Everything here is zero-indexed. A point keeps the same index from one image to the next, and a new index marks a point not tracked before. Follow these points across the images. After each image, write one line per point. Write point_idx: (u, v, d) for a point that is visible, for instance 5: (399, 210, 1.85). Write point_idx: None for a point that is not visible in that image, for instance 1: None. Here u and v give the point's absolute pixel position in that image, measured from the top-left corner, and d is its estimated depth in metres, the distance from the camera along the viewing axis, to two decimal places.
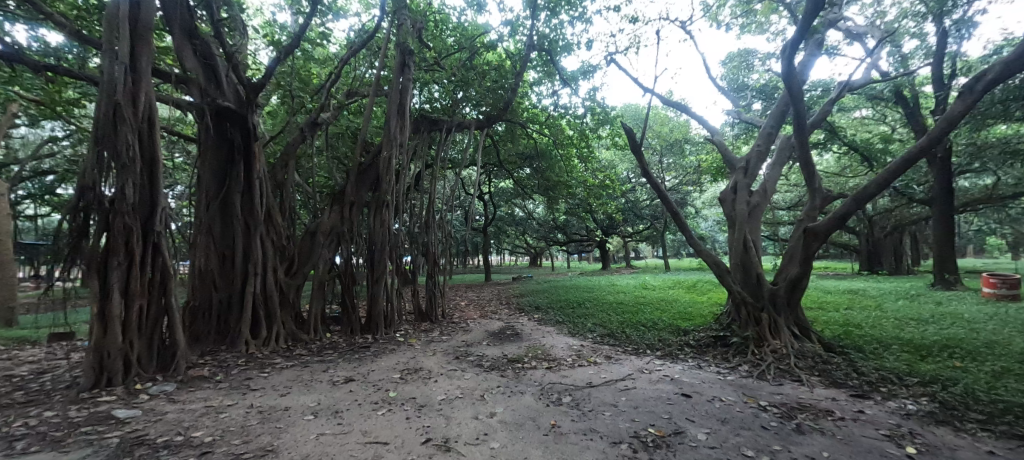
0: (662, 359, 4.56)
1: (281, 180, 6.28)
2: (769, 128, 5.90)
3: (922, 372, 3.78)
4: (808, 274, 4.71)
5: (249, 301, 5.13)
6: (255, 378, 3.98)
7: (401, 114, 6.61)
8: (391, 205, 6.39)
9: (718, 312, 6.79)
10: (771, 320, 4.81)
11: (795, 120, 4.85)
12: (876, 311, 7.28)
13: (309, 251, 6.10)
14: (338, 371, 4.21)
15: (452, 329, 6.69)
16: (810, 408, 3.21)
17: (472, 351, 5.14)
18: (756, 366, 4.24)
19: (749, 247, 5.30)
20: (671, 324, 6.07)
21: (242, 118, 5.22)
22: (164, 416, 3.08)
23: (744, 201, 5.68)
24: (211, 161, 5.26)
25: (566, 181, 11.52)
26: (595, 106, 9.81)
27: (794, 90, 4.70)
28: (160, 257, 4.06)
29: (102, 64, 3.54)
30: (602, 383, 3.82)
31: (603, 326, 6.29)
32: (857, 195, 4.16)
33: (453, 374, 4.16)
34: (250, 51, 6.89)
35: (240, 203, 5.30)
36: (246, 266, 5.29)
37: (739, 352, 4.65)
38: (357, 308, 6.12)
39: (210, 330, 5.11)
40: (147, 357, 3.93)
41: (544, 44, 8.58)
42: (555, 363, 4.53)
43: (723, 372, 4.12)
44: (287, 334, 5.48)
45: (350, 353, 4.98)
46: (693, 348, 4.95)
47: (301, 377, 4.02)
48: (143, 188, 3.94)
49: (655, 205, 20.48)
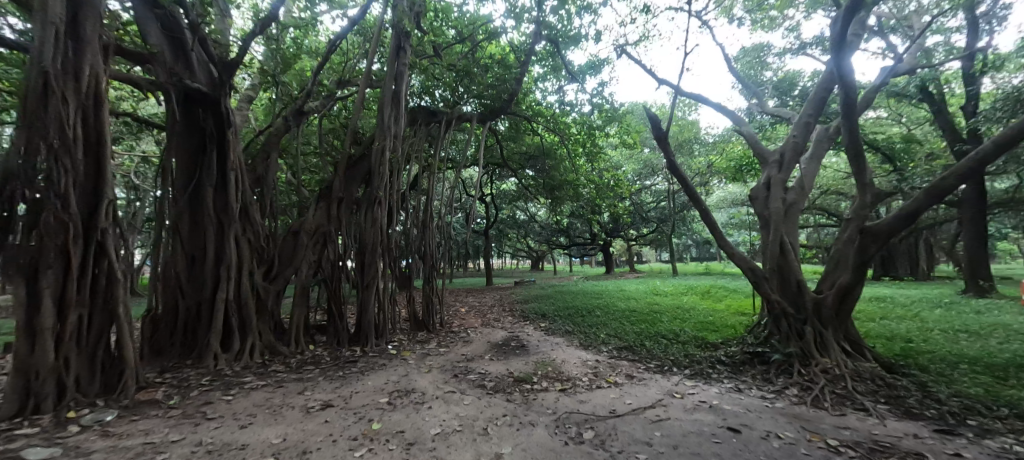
0: (692, 380, 3.92)
1: (261, 175, 5.67)
2: (808, 116, 5.17)
3: (1014, 400, 3.14)
4: (862, 281, 4.05)
5: (220, 309, 4.49)
6: (216, 403, 3.35)
7: (397, 103, 5.97)
8: (385, 202, 5.75)
9: (745, 322, 6.17)
10: (816, 334, 4.19)
11: (841, 102, 4.20)
12: (917, 322, 6.60)
13: (291, 253, 5.45)
14: (316, 394, 3.58)
15: (452, 339, 6.06)
16: (892, 450, 2.59)
17: (473, 367, 4.50)
18: (806, 389, 3.61)
19: (787, 249, 4.63)
20: (695, 336, 5.42)
21: (214, 102, 4.58)
22: (86, 458, 2.44)
23: (780, 200, 4.99)
24: (180, 150, 4.66)
25: (573, 180, 10.94)
26: (604, 103, 9.18)
27: (843, 64, 4.06)
28: (105, 260, 3.41)
29: (34, 27, 2.95)
30: (628, 412, 3.19)
31: (617, 338, 5.66)
32: (931, 189, 3.51)
33: (450, 397, 3.53)
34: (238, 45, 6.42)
35: (212, 199, 4.69)
36: (218, 270, 4.64)
37: (783, 372, 3.99)
38: (344, 317, 5.48)
39: (174, 342, 4.48)
40: (88, 376, 3.31)
41: (552, 35, 8.06)
42: (568, 383, 3.88)
43: (768, 398, 3.49)
44: (264, 346, 4.83)
45: (334, 370, 4.34)
46: (726, 366, 4.29)
47: (271, 402, 3.38)
48: (85, 180, 3.33)
49: (661, 208, 19.89)
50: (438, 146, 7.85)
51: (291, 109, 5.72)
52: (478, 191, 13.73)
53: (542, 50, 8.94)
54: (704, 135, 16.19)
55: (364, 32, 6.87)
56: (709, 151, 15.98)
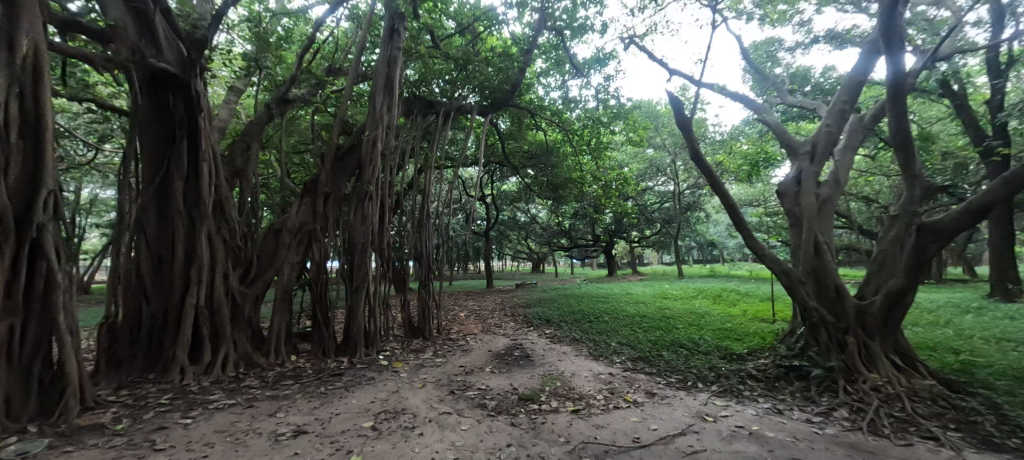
0: (724, 400, 3.42)
1: (240, 168, 5.17)
2: (843, 102, 4.67)
3: None
4: (916, 286, 3.53)
5: (188, 316, 3.99)
6: (171, 428, 2.86)
7: (388, 89, 5.43)
8: (376, 198, 5.26)
9: (768, 329, 5.68)
10: (859, 346, 3.72)
11: (889, 83, 3.65)
12: (952, 329, 6.10)
13: (272, 253, 4.95)
14: (290, 416, 3.09)
15: (450, 348, 5.56)
16: None
17: (472, 382, 4.00)
18: (857, 411, 3.12)
19: (823, 249, 4.15)
20: (717, 345, 4.93)
21: (184, 85, 4.10)
22: None
23: (814, 194, 4.51)
24: (145, 138, 4.18)
25: (576, 178, 10.44)
26: (611, 99, 8.73)
27: (892, 39, 3.51)
28: (42, 261, 2.92)
29: None
30: (656, 441, 2.70)
31: (630, 347, 5.17)
32: (1008, 179, 2.98)
33: (445, 421, 3.03)
34: (224, 40, 6.09)
35: (183, 194, 4.21)
36: (189, 272, 4.15)
37: (826, 389, 3.49)
38: (331, 324, 4.98)
39: (136, 354, 3.98)
40: (20, 398, 2.82)
41: (557, 24, 7.58)
42: (581, 403, 3.38)
43: (816, 423, 2.99)
44: (240, 357, 4.33)
45: (316, 386, 3.84)
46: (758, 381, 3.79)
47: (235, 427, 2.89)
48: (17, 167, 2.85)
49: (666, 209, 19.44)
50: (436, 141, 7.38)
51: (274, 97, 5.25)
52: (478, 190, 13.28)
53: (544, 43, 8.45)
54: (710, 133, 15.70)
55: (355, 18, 6.39)
56: (716, 150, 15.50)
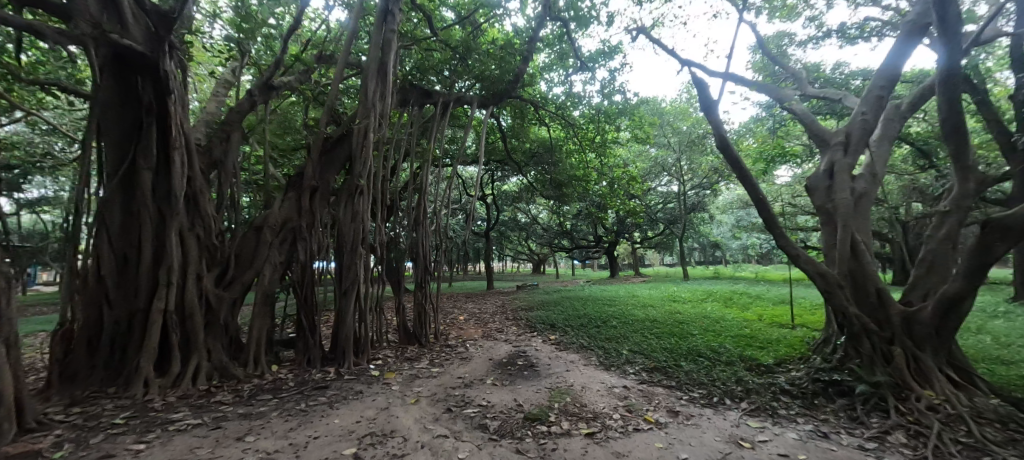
0: (758, 421, 2.99)
1: (219, 160, 4.75)
2: (880, 88, 4.21)
3: None
4: (976, 291, 3.12)
5: (153, 323, 3.57)
6: (118, 456, 2.44)
7: (381, 76, 4.99)
8: (367, 192, 4.83)
9: (790, 336, 5.26)
10: (908, 358, 3.32)
11: (943, 63, 3.21)
12: (989, 336, 5.64)
13: (252, 252, 4.53)
14: (260, 441, 2.66)
15: (447, 356, 5.14)
16: None
17: (472, 397, 3.57)
18: (916, 434, 2.71)
19: (862, 249, 3.73)
20: (740, 353, 4.51)
21: (152, 65, 3.68)
22: None
23: (849, 189, 4.10)
24: (109, 125, 3.77)
25: (580, 177, 10.00)
26: (617, 95, 8.31)
27: (948, 14, 3.06)
28: None
29: None
30: None
31: (644, 355, 4.75)
32: None
33: (441, 446, 2.61)
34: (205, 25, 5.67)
35: (151, 186, 3.80)
36: (156, 273, 3.74)
37: (874, 407, 3.07)
38: (317, 330, 4.56)
39: (94, 365, 3.54)
40: None
41: (561, 15, 7.17)
42: (596, 424, 2.95)
43: (873, 450, 2.57)
44: (214, 368, 3.90)
45: (296, 401, 3.43)
46: (793, 398, 3.37)
47: (194, 454, 2.47)
48: None
49: (670, 210, 19.01)
50: (433, 136, 6.95)
51: (256, 84, 4.82)
52: (478, 190, 12.86)
53: (548, 35, 8.02)
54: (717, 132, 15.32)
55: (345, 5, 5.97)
56: None
